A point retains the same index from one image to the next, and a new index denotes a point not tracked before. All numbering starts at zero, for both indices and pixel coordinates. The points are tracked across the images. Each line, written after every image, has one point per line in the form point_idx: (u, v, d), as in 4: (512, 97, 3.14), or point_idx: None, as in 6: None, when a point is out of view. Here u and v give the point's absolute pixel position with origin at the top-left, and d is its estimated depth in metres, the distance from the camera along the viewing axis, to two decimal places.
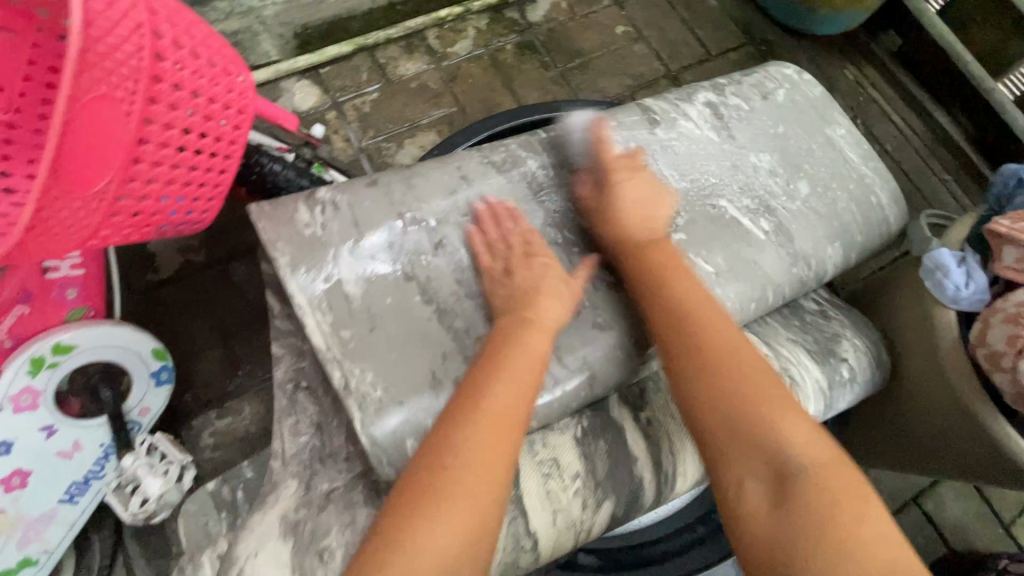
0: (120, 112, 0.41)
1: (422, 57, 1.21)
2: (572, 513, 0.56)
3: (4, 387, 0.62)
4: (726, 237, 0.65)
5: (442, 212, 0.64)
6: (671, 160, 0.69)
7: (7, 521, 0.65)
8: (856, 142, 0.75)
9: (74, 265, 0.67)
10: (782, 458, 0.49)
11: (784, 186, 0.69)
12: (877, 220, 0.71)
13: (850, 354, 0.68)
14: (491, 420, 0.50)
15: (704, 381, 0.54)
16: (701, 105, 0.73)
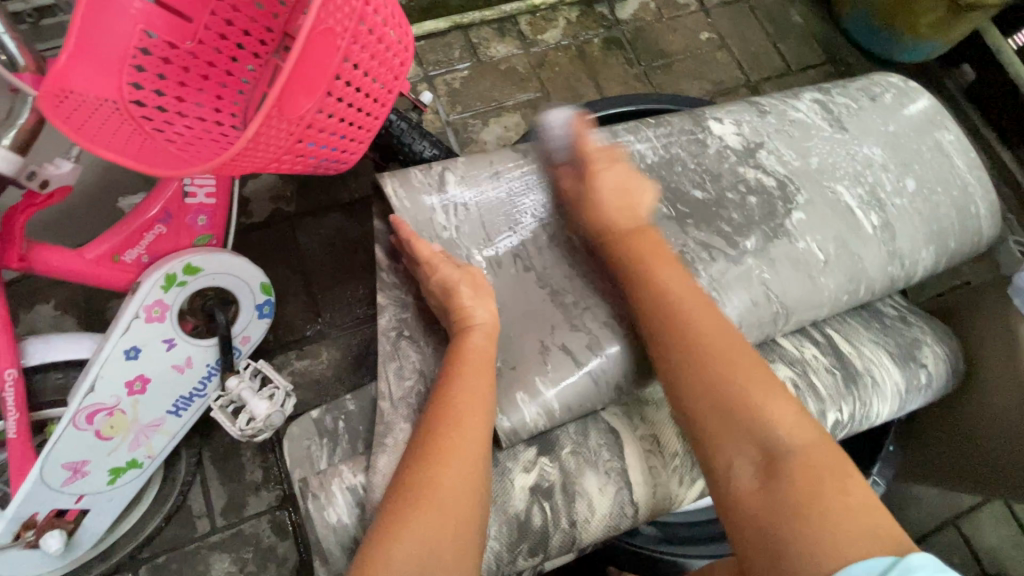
0: (334, 46, 0.45)
1: (513, 41, 1.24)
2: (670, 488, 0.60)
3: (141, 296, 0.66)
4: (842, 227, 0.70)
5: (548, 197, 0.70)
6: (788, 142, 0.75)
7: (126, 422, 0.69)
8: (963, 150, 0.78)
9: (209, 194, 0.70)
10: (772, 440, 0.50)
11: (894, 180, 0.74)
12: (972, 229, 0.75)
13: (928, 360, 0.71)
14: (463, 417, 0.53)
15: (698, 365, 0.54)
16: (808, 102, 0.79)
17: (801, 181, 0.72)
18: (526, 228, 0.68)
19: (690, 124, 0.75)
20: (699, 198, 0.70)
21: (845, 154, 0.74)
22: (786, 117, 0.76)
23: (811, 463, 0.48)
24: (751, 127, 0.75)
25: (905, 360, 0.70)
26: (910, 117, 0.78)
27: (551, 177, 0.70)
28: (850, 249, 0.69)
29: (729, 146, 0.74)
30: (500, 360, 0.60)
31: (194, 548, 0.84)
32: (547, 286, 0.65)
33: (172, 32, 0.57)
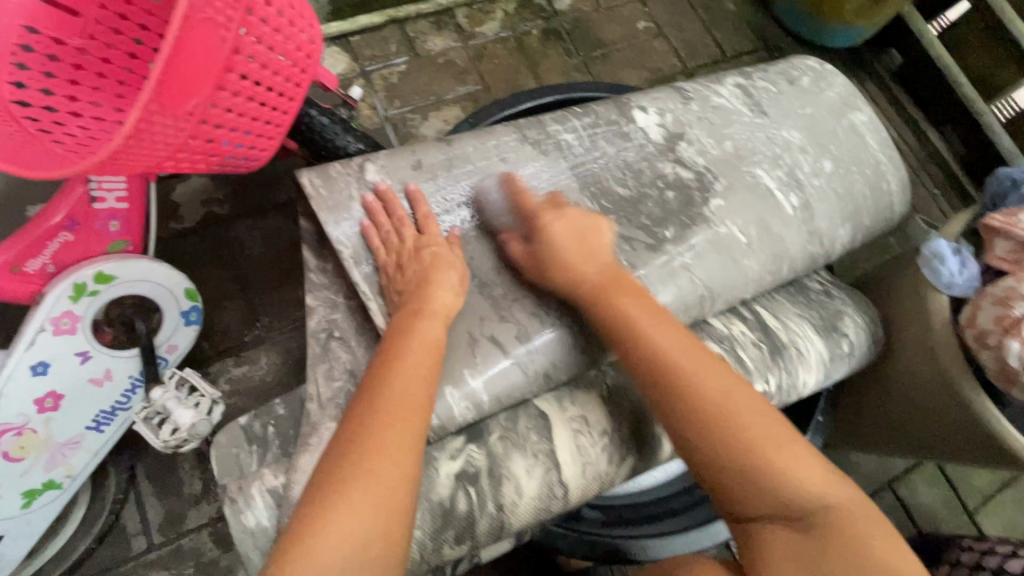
0: (218, 37, 0.43)
1: (450, 34, 1.23)
2: (600, 467, 0.61)
3: (46, 308, 0.63)
4: (761, 207, 0.71)
5: (478, 190, 0.68)
6: (708, 129, 0.76)
7: (38, 441, 0.66)
8: (876, 129, 0.82)
9: (120, 198, 0.67)
10: (797, 493, 0.51)
11: (812, 162, 0.76)
12: (886, 205, 0.79)
13: (849, 330, 0.74)
14: (399, 418, 0.51)
15: (707, 434, 0.53)
16: (731, 87, 0.80)
17: (717, 171, 0.73)
18: (452, 215, 0.66)
19: (613, 113, 0.75)
20: (621, 194, 0.70)
21: (763, 139, 0.76)
22: (707, 102, 0.78)
23: (839, 511, 0.50)
24: (674, 116, 0.76)
25: (829, 332, 0.73)
26: (825, 101, 0.81)
27: (480, 166, 0.69)
28: (771, 229, 0.71)
29: (651, 138, 0.74)
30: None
31: (129, 568, 0.81)
32: (475, 275, 0.63)
33: (58, 27, 0.53)
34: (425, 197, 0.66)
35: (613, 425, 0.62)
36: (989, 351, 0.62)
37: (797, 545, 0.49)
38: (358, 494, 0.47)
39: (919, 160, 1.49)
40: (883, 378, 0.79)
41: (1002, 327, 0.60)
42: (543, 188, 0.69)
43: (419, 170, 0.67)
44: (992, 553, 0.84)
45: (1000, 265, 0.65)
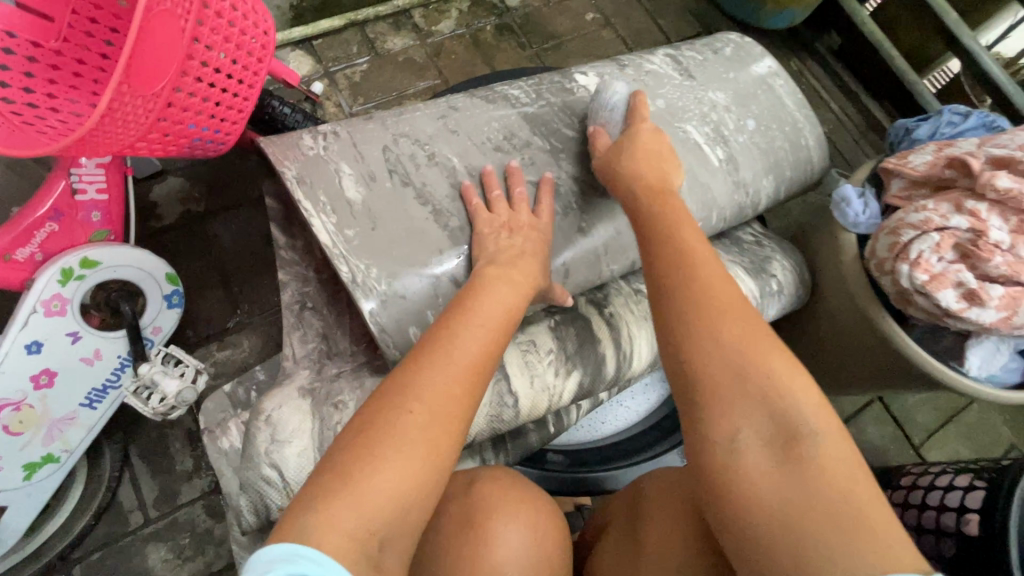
0: (178, 28, 0.50)
1: (408, 33, 1.31)
2: (547, 379, 0.67)
3: (37, 291, 0.68)
4: (691, 158, 0.78)
5: (430, 133, 0.69)
6: (643, 88, 0.82)
7: (36, 416, 0.72)
8: (792, 92, 0.90)
9: (100, 191, 0.73)
10: (793, 419, 0.47)
11: (736, 121, 0.83)
12: (804, 159, 0.87)
13: (778, 272, 0.81)
14: (458, 358, 0.52)
15: (706, 330, 0.52)
16: (662, 56, 0.87)
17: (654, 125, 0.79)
18: (402, 149, 0.67)
19: (557, 76, 0.79)
20: (570, 136, 0.75)
21: (692, 99, 0.82)
22: (642, 68, 0.83)
23: (830, 459, 0.45)
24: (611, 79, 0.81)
25: (759, 271, 0.80)
26: (745, 65, 0.89)
27: (431, 114, 0.71)
28: (699, 179, 0.78)
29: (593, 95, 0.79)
30: (388, 286, 0.61)
31: (129, 541, 0.86)
32: (430, 205, 0.65)
33: (36, 32, 0.59)
34: (374, 138, 0.67)
35: (557, 344, 0.69)
36: (887, 277, 0.70)
37: (783, 478, 0.45)
38: (403, 441, 0.46)
39: (860, 130, 1.59)
40: (816, 313, 0.86)
41: (893, 253, 0.68)
42: (493, 130, 0.71)
43: (370, 119, 0.69)
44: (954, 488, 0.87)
45: (892, 202, 0.73)
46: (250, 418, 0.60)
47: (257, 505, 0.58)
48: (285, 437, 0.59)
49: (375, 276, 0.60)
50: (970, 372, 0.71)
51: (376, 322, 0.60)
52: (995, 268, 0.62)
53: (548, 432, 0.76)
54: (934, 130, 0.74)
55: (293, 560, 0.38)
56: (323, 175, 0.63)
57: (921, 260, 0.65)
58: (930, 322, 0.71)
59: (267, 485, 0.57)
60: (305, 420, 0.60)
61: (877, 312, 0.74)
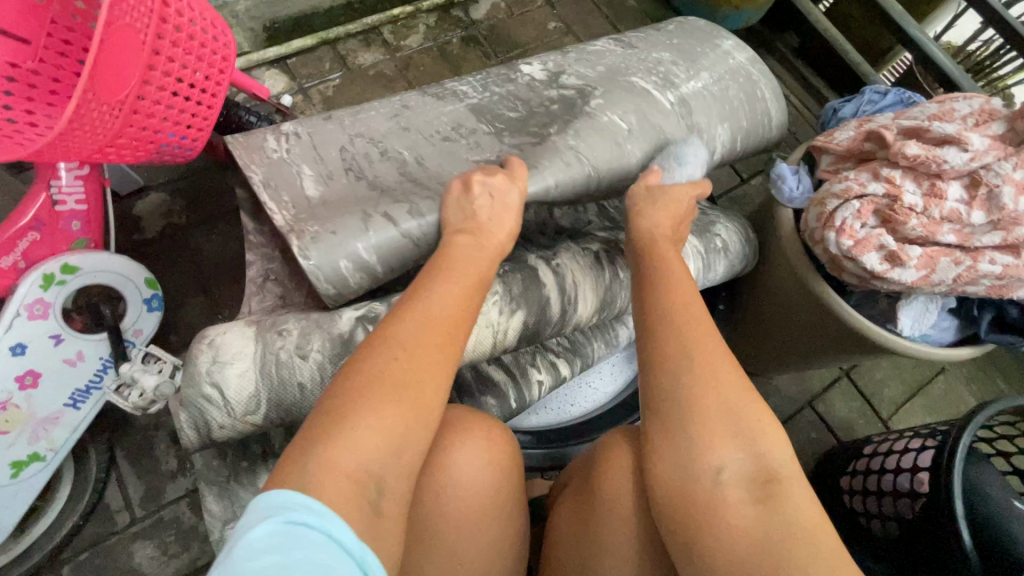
0: (137, 41, 0.55)
1: (378, 49, 1.37)
2: (491, 316, 0.70)
3: (19, 297, 0.73)
4: (641, 104, 0.83)
5: (383, 131, 0.76)
6: (589, 62, 0.88)
7: (21, 416, 0.76)
8: (742, 48, 0.95)
9: (79, 202, 0.78)
10: (769, 463, 0.53)
11: (686, 72, 0.89)
12: (761, 111, 0.93)
13: (722, 231, 0.86)
14: (434, 313, 0.58)
15: (701, 369, 0.57)
16: (609, 40, 0.94)
17: (598, 83, 0.85)
18: (357, 149, 0.74)
19: (502, 68, 0.86)
20: (513, 117, 0.82)
21: (638, 61, 0.89)
22: (583, 51, 0.90)
23: (802, 502, 0.50)
24: (555, 62, 0.88)
25: (702, 231, 0.85)
26: (693, 34, 0.95)
27: (384, 113, 0.78)
28: (654, 122, 0.83)
29: (536, 79, 0.86)
30: (320, 227, 0.66)
31: (115, 540, 0.89)
32: (377, 188, 0.71)
33: (14, 54, 0.63)
34: (332, 139, 0.74)
35: (503, 288, 0.72)
36: (819, 244, 0.75)
37: (754, 510, 0.50)
38: (387, 392, 0.50)
39: None
40: (763, 288, 0.91)
41: (821, 223, 0.73)
42: (441, 122, 0.78)
43: (329, 119, 0.76)
44: (909, 452, 0.89)
45: (824, 176, 0.77)
46: (192, 342, 0.61)
47: (196, 420, 0.58)
48: (227, 358, 0.59)
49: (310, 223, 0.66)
50: (904, 333, 0.75)
51: (306, 258, 0.64)
52: (912, 230, 0.67)
53: (511, 407, 0.81)
54: (856, 110, 0.82)
55: (290, 511, 0.40)
56: (285, 175, 0.70)
57: (846, 226, 0.69)
58: (865, 287, 0.75)
59: (208, 403, 0.58)
60: (248, 343, 0.61)
61: (814, 280, 0.78)
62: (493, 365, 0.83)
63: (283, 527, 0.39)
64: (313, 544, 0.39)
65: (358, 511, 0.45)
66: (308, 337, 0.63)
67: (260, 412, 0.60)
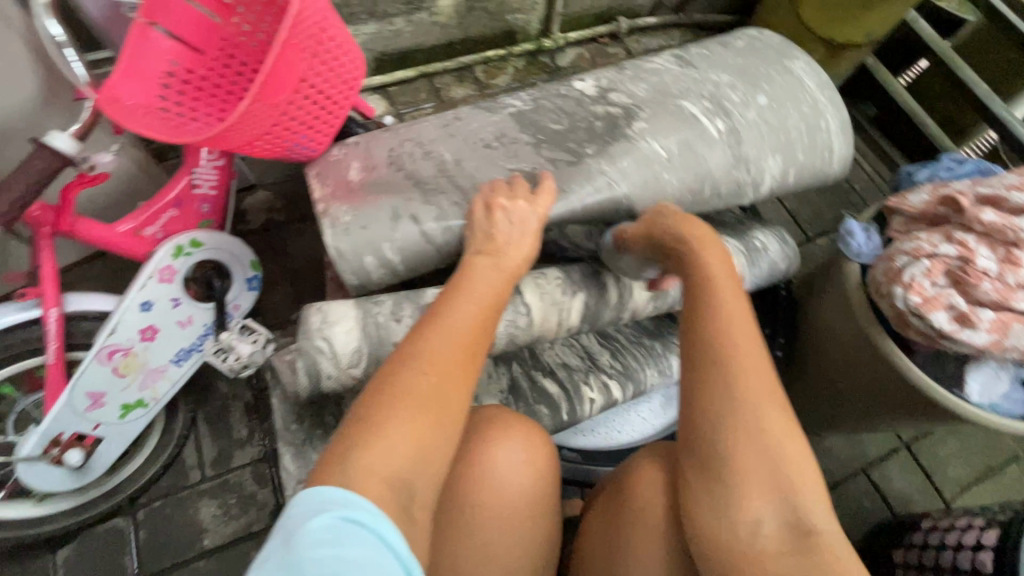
0: (299, 58, 0.67)
1: (470, 85, 1.51)
2: (555, 295, 0.79)
3: (154, 262, 0.84)
4: (689, 131, 0.87)
5: (440, 139, 0.84)
6: (651, 79, 0.93)
7: (137, 364, 0.86)
8: (811, 72, 1.00)
9: (211, 188, 0.91)
10: (806, 513, 0.54)
11: (745, 99, 0.93)
12: (821, 143, 0.96)
13: (761, 237, 0.94)
14: (472, 335, 0.60)
15: (747, 404, 0.57)
16: (672, 55, 0.98)
17: (645, 105, 0.89)
18: (403, 150, 0.82)
19: (555, 84, 0.92)
20: (556, 130, 0.86)
21: (695, 81, 0.93)
22: (641, 68, 0.95)
23: (835, 551, 0.52)
24: (609, 80, 0.93)
25: (742, 236, 0.93)
26: (763, 56, 0.99)
27: (435, 123, 0.86)
28: (699, 151, 0.87)
29: (586, 94, 0.91)
30: (352, 219, 0.75)
31: (186, 494, 0.98)
32: (413, 177, 0.79)
33: (192, 61, 0.78)
34: (382, 144, 0.83)
35: (563, 275, 0.82)
36: (885, 299, 0.77)
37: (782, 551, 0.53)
38: (419, 409, 0.53)
39: None
40: (824, 337, 0.92)
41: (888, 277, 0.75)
42: (486, 131, 0.85)
43: (386, 130, 0.86)
44: (970, 529, 0.85)
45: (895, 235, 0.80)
46: (305, 305, 0.70)
47: (311, 367, 0.67)
48: (334, 319, 0.68)
49: (343, 210, 0.75)
50: (971, 398, 0.74)
51: (336, 247, 0.74)
52: (985, 294, 0.67)
53: (562, 419, 0.87)
54: (932, 174, 0.84)
55: (346, 509, 0.44)
56: (336, 169, 0.79)
57: (914, 283, 0.71)
58: (932, 347, 0.75)
59: (319, 352, 0.67)
60: (350, 310, 0.70)
61: (878, 334, 0.79)
62: (548, 378, 0.89)
63: (340, 523, 0.43)
64: (364, 541, 0.43)
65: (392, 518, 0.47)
66: (401, 306, 0.72)
67: (361, 365, 0.68)
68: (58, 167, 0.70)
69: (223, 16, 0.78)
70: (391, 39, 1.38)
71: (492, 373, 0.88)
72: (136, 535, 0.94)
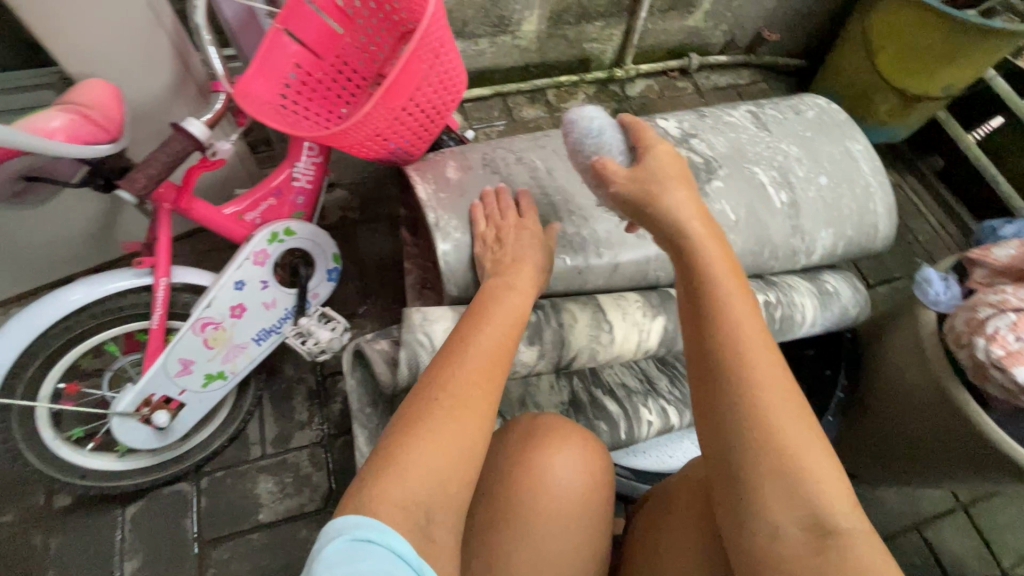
0: (420, 67, 0.73)
1: (541, 106, 1.57)
2: (636, 317, 0.83)
3: (253, 243, 0.90)
4: (755, 198, 0.89)
5: (532, 154, 0.89)
6: (723, 135, 0.96)
7: (224, 338, 0.91)
8: (869, 158, 1.00)
9: (308, 181, 0.97)
10: (829, 517, 0.48)
11: (808, 174, 0.94)
12: (869, 223, 0.96)
13: (831, 280, 0.97)
14: (479, 361, 0.59)
15: (750, 414, 0.51)
16: (744, 112, 1.02)
17: (723, 161, 0.92)
18: (496, 155, 0.88)
19: (641, 119, 0.97)
20: None
21: (764, 147, 0.96)
22: (719, 119, 0.99)
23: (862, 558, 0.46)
24: (690, 123, 0.97)
25: (812, 278, 0.96)
26: (829, 131, 1.01)
27: (526, 140, 0.91)
28: (761, 217, 0.89)
29: (669, 134, 0.94)
30: (459, 221, 0.80)
31: (246, 468, 1.03)
32: (510, 193, 0.84)
33: (312, 65, 0.85)
34: (477, 149, 0.89)
35: (642, 298, 0.86)
36: (964, 349, 0.76)
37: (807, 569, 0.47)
38: (447, 438, 0.52)
39: (960, 244, 1.59)
40: (889, 382, 0.91)
41: (970, 326, 0.75)
42: None
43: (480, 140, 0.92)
44: None
45: (977, 287, 0.80)
46: (406, 310, 0.78)
47: (411, 360, 0.73)
48: (434, 318, 0.76)
49: (454, 225, 0.80)
50: None
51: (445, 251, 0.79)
52: None
53: (619, 437, 0.89)
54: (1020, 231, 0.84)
55: (356, 529, 0.45)
56: (434, 168, 0.85)
57: (998, 336, 0.70)
58: (1010, 402, 0.74)
59: (420, 346, 0.74)
60: (447, 313, 0.78)
61: (952, 383, 0.79)
62: (607, 395, 0.91)
63: (348, 545, 0.44)
64: (372, 561, 0.43)
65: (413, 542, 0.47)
66: None
67: None
68: (190, 150, 0.77)
69: (345, 25, 0.85)
70: (473, 58, 1.45)
71: (554, 384, 0.90)
72: (198, 501, 0.99)
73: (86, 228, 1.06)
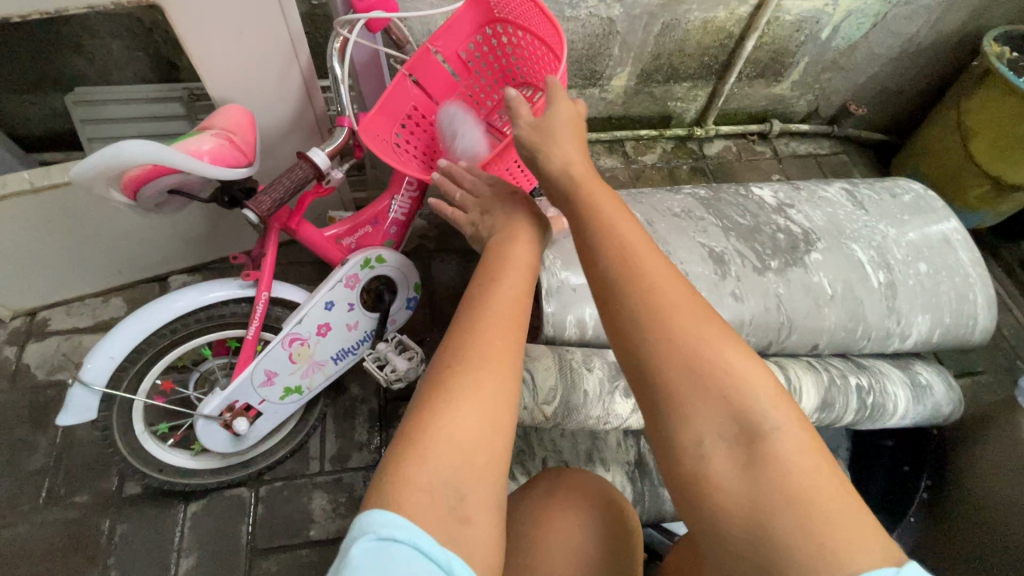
0: None
1: (618, 156, 1.59)
2: None
3: (347, 267, 0.93)
4: (852, 273, 0.88)
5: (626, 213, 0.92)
6: (817, 207, 0.98)
7: (307, 353, 0.95)
8: (968, 247, 0.96)
9: (402, 212, 1.01)
10: (758, 419, 0.48)
11: (906, 259, 0.92)
12: (967, 313, 0.92)
13: (923, 371, 0.93)
14: (494, 315, 0.57)
15: (659, 332, 0.51)
16: (838, 188, 1.02)
17: (822, 234, 0.93)
18: None
19: (736, 186, 1.01)
20: (741, 223, 0.93)
21: (859, 225, 0.95)
22: (814, 193, 1.01)
23: (791, 456, 0.46)
24: (785, 194, 1.00)
25: (904, 367, 0.93)
26: (926, 215, 0.99)
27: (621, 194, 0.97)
28: (857, 292, 0.87)
29: (765, 202, 0.98)
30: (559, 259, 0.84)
31: (303, 481, 1.05)
32: None
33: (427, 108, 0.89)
34: None
35: None
36: None
37: (741, 474, 0.46)
38: (485, 406, 0.50)
39: None
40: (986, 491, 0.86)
41: None
42: (675, 205, 0.94)
43: None
44: None
45: None
46: None
47: None
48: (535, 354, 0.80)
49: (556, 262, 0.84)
50: None
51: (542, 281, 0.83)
52: None
53: None
54: None
55: (383, 527, 0.42)
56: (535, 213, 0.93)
57: None
58: None
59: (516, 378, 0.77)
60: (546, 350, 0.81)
61: None
62: None
63: (375, 545, 0.41)
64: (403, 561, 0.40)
65: (441, 529, 0.44)
66: (591, 357, 0.81)
67: (553, 403, 0.76)
68: (309, 177, 0.82)
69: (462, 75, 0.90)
70: None
71: (621, 442, 0.89)
72: (255, 508, 1.02)
73: (191, 233, 1.13)
